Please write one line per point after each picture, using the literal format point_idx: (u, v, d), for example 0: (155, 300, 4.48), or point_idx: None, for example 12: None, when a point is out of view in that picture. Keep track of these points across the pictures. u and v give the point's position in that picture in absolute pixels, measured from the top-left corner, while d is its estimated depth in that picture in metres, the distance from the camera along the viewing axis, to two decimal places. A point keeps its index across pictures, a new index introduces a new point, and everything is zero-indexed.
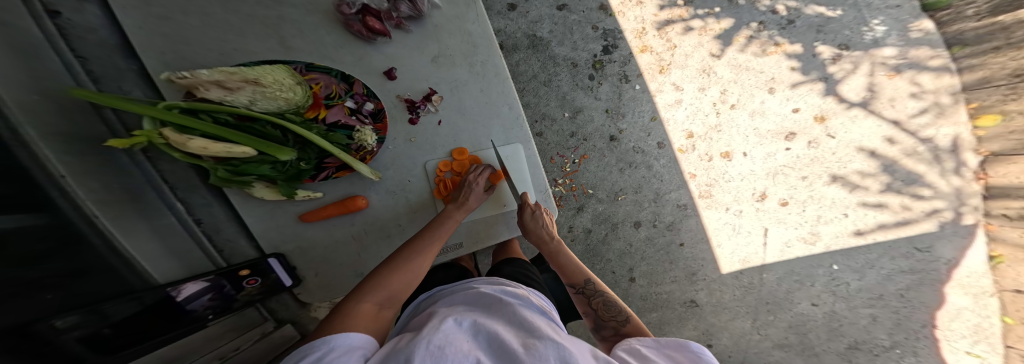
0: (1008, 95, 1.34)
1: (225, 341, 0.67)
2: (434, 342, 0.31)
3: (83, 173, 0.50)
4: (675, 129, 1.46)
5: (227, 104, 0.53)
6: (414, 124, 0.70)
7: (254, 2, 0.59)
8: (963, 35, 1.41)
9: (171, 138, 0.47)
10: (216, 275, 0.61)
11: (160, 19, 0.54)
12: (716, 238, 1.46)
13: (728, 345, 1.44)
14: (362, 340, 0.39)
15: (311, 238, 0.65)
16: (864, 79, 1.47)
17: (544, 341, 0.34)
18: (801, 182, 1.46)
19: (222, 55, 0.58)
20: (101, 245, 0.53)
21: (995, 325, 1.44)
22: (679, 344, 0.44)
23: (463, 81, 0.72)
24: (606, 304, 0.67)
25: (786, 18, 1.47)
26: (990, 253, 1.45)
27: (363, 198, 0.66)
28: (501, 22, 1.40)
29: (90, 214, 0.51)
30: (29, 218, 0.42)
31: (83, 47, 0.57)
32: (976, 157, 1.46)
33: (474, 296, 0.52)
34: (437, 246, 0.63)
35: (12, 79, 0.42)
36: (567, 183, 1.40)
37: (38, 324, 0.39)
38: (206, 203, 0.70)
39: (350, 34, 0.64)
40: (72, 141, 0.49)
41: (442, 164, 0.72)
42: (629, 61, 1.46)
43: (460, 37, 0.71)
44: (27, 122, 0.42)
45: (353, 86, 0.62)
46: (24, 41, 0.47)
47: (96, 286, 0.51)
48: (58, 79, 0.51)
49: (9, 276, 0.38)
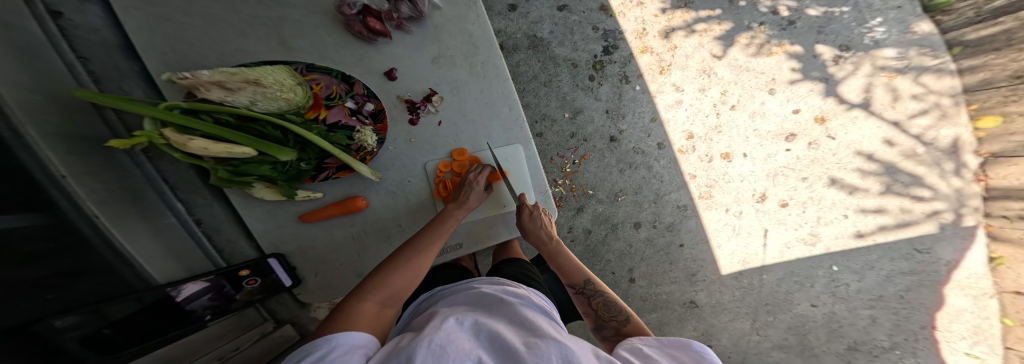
0: (1008, 97, 1.34)
1: (224, 342, 0.68)
2: (436, 341, 0.31)
3: (85, 173, 0.50)
4: (675, 129, 1.46)
5: (227, 104, 0.53)
6: (414, 125, 0.70)
7: (255, 2, 0.59)
8: (964, 37, 1.41)
9: (172, 138, 0.47)
10: (217, 275, 0.59)
11: (161, 19, 0.54)
12: (716, 238, 1.46)
13: (728, 346, 1.44)
14: (364, 339, 0.39)
15: (311, 238, 0.65)
16: (864, 80, 1.48)
17: (545, 340, 0.34)
18: (801, 183, 1.46)
19: (223, 55, 0.58)
20: (102, 245, 0.53)
21: (995, 327, 1.44)
22: (681, 343, 0.44)
23: (463, 81, 0.72)
24: (607, 304, 0.67)
25: (786, 19, 1.47)
26: (990, 255, 1.45)
27: (363, 198, 0.66)
28: (501, 22, 1.40)
29: (91, 214, 0.51)
30: (30, 218, 0.43)
31: (84, 48, 0.56)
32: (976, 159, 1.46)
33: (475, 296, 0.52)
34: (437, 245, 0.63)
35: (14, 79, 0.42)
36: (567, 183, 1.40)
37: (37, 325, 0.39)
38: (206, 203, 0.69)
39: (350, 34, 0.64)
40: (73, 141, 0.49)
41: (442, 165, 0.72)
42: (629, 62, 1.46)
43: (461, 38, 0.71)
44: (28, 122, 0.42)
45: (353, 87, 0.62)
46: (24, 42, 0.47)
47: (95, 287, 0.51)
48: (59, 79, 0.51)
49: (9, 276, 0.39)
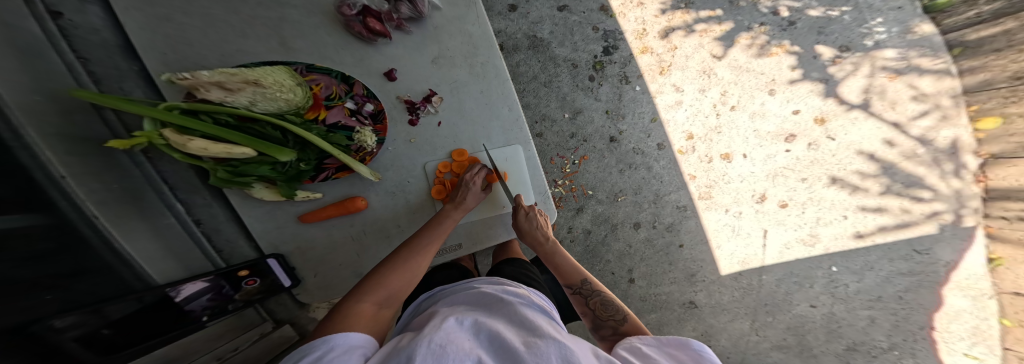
0: (1008, 98, 1.34)
1: (223, 342, 0.68)
2: (436, 340, 0.31)
3: (85, 174, 0.50)
4: (675, 130, 1.46)
5: (226, 105, 0.53)
6: (414, 125, 0.70)
7: (255, 3, 0.59)
8: (965, 38, 1.41)
9: (171, 138, 0.47)
10: (216, 276, 0.59)
11: (162, 20, 0.54)
12: (716, 239, 1.46)
13: (727, 346, 1.45)
14: (362, 339, 0.39)
15: (311, 239, 0.66)
16: (863, 80, 1.48)
17: (545, 340, 0.34)
18: (801, 184, 1.46)
19: (224, 56, 0.58)
20: (101, 245, 0.53)
21: (994, 327, 1.44)
22: (680, 342, 0.45)
23: (463, 82, 0.72)
24: (605, 303, 0.67)
25: (787, 20, 1.47)
26: (990, 256, 1.45)
27: (362, 199, 0.66)
28: (501, 22, 1.40)
29: (91, 215, 0.51)
30: (27, 218, 0.43)
31: (85, 48, 0.56)
32: (976, 160, 1.46)
33: (475, 296, 0.52)
34: (435, 245, 0.63)
35: (15, 80, 0.42)
36: (567, 184, 1.40)
37: (37, 325, 0.39)
38: (206, 203, 0.68)
39: (350, 35, 0.64)
40: (74, 140, 0.49)
41: (441, 165, 0.72)
42: (629, 63, 1.46)
43: (460, 39, 0.71)
44: (28, 123, 0.42)
45: (353, 87, 0.62)
46: (25, 43, 0.47)
47: (92, 287, 0.52)
48: (59, 79, 0.51)
49: (8, 276, 0.39)
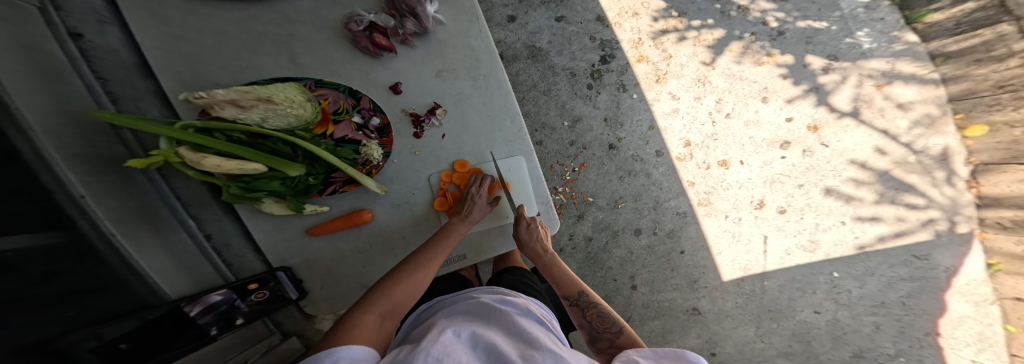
0: (992, 106, 1.35)
1: (234, 354, 0.68)
2: (432, 354, 0.32)
3: (103, 192, 0.52)
4: (673, 137, 1.47)
5: (240, 122, 0.55)
6: (419, 138, 0.71)
7: (266, 20, 0.61)
8: (946, 48, 1.44)
9: (187, 156, 0.49)
10: (228, 289, 0.61)
11: (178, 39, 0.56)
12: (716, 245, 1.46)
13: (732, 354, 1.44)
14: (364, 353, 0.39)
15: (316, 251, 0.67)
16: (853, 90, 1.49)
17: (542, 352, 0.35)
18: (798, 190, 1.46)
19: (235, 72, 0.60)
20: (118, 264, 0.54)
21: (998, 333, 1.42)
22: (677, 354, 0.44)
23: (468, 94, 0.73)
24: (601, 315, 0.67)
25: (775, 30, 1.50)
26: (988, 262, 1.44)
27: (368, 211, 0.67)
28: (500, 33, 1.43)
29: (107, 232, 0.52)
30: (42, 235, 0.44)
31: (104, 68, 0.59)
32: (966, 167, 1.46)
33: (473, 305, 0.53)
34: (438, 257, 0.63)
35: (42, 105, 0.45)
36: (567, 191, 1.40)
37: (59, 341, 0.40)
38: (216, 218, 0.70)
39: (358, 50, 0.66)
40: (93, 160, 0.51)
41: (445, 177, 0.73)
42: (626, 71, 1.48)
43: (464, 52, 0.73)
44: (51, 145, 0.44)
45: (360, 102, 0.63)
46: (46, 64, 0.49)
47: (115, 303, 0.52)
48: (81, 101, 0.54)
49: (22, 291, 0.39)
